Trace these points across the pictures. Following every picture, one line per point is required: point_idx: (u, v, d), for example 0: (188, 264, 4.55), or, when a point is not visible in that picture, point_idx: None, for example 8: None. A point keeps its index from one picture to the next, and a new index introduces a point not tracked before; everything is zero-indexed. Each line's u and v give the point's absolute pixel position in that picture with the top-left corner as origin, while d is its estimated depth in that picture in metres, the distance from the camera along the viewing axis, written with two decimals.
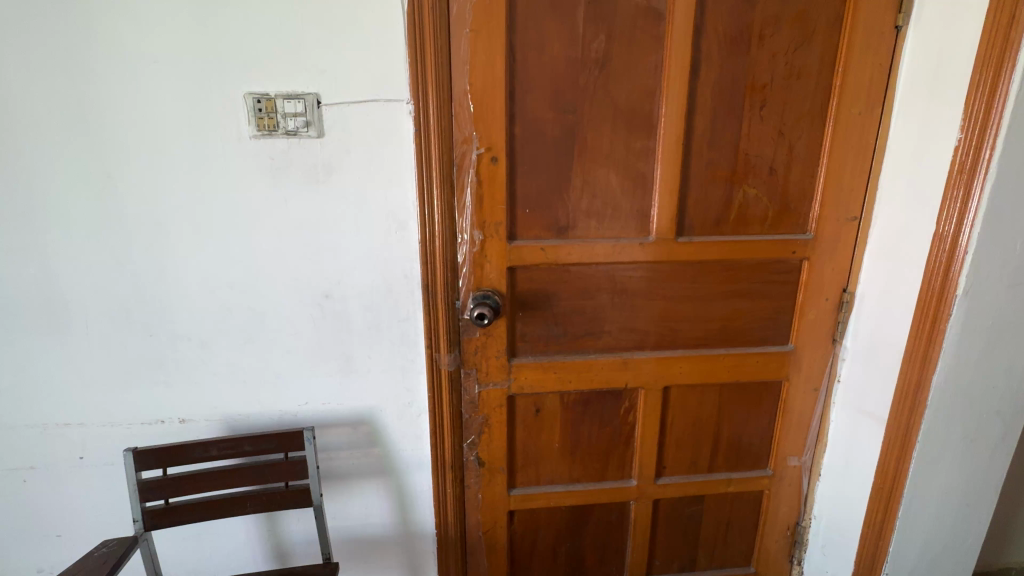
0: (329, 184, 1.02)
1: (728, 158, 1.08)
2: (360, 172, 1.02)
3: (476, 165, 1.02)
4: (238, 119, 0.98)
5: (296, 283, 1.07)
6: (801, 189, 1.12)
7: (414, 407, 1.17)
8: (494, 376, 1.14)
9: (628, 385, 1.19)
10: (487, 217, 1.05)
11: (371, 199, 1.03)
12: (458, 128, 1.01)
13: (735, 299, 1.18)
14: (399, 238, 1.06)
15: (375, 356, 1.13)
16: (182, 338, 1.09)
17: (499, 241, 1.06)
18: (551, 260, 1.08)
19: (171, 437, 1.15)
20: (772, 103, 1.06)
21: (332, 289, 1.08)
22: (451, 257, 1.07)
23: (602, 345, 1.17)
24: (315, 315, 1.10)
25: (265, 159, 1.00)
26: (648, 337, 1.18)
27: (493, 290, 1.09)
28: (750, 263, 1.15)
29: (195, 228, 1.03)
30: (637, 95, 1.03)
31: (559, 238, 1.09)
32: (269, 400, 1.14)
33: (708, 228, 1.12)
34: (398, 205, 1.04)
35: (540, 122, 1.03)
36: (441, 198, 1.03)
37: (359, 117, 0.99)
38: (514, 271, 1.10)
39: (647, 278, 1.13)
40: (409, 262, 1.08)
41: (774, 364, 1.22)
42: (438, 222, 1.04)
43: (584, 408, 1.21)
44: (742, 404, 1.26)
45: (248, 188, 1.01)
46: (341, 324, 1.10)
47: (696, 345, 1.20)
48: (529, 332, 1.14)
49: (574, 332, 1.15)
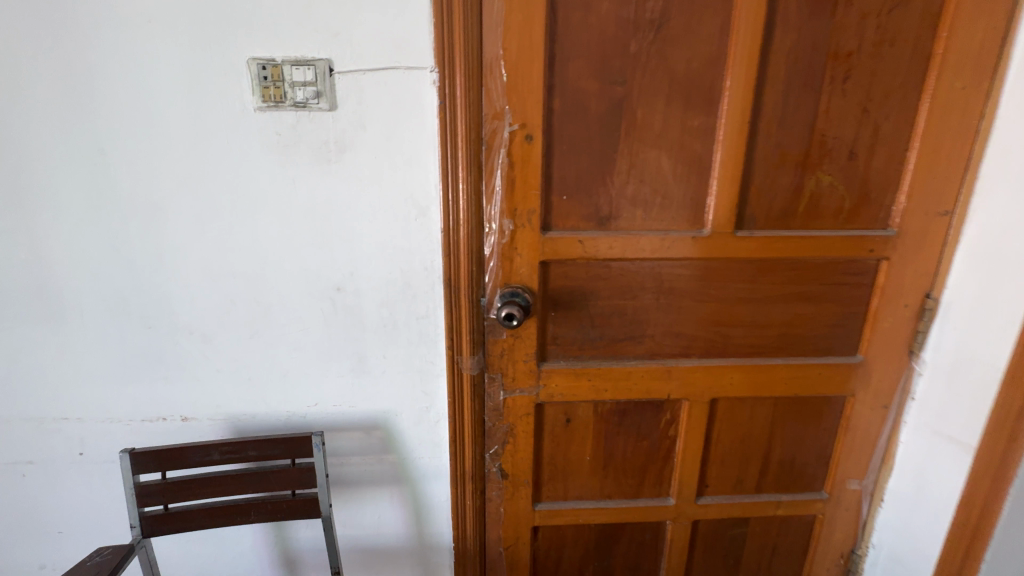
0: (343, 164, 0.91)
1: (801, 139, 0.93)
2: (377, 150, 0.90)
3: (508, 145, 0.89)
4: (242, 89, 0.87)
5: (306, 275, 0.97)
6: (884, 177, 0.96)
7: (432, 413, 1.06)
8: (521, 382, 1.03)
9: (671, 396, 1.06)
10: (519, 204, 0.92)
11: (388, 181, 0.92)
12: (489, 102, 0.88)
13: (798, 303, 1.03)
14: (419, 227, 0.94)
15: (391, 357, 1.02)
16: (183, 331, 1.00)
17: (532, 233, 0.94)
18: (589, 254, 0.95)
19: (174, 436, 1.07)
20: (858, 75, 0.90)
21: (344, 281, 0.98)
22: (476, 249, 0.94)
23: (644, 351, 1.04)
24: (326, 310, 0.99)
25: (271, 134, 0.89)
26: (695, 343, 1.04)
27: (523, 287, 0.97)
28: (819, 263, 1.00)
29: (196, 211, 0.93)
30: (698, 63, 0.88)
31: (599, 230, 0.95)
32: (277, 401, 1.05)
33: (772, 221, 0.97)
34: (419, 190, 0.92)
35: (583, 95, 0.89)
36: (469, 182, 0.90)
37: (376, 88, 0.87)
38: (548, 266, 0.97)
39: (696, 277, 1.00)
40: (430, 253, 0.96)
41: (838, 377, 1.08)
42: (463, 210, 0.92)
43: (620, 419, 1.08)
44: (799, 420, 1.12)
45: (255, 166, 0.91)
46: (355, 321, 1.00)
47: (750, 353, 1.06)
48: (562, 334, 1.02)
49: (613, 335, 1.02)
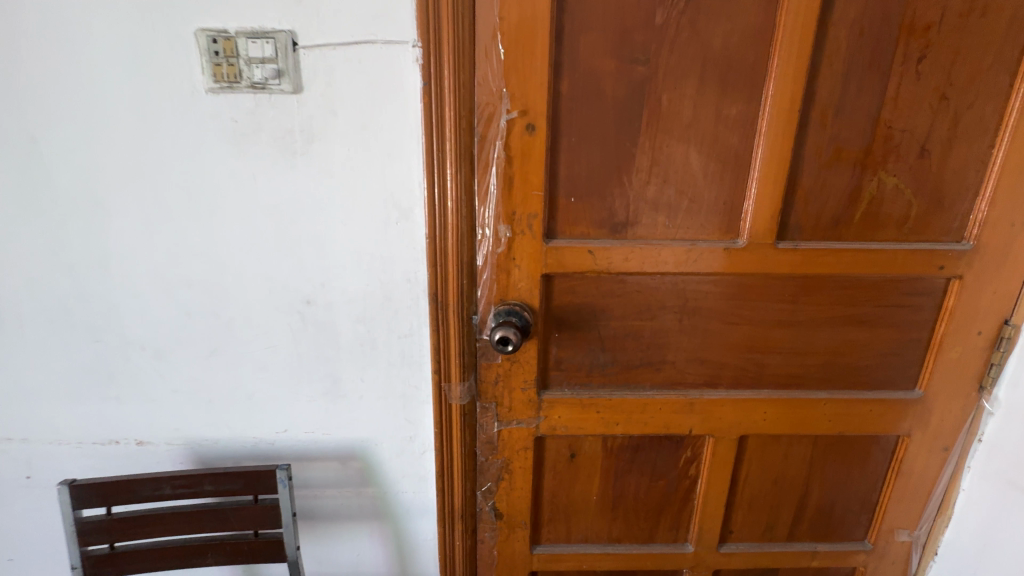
0: (311, 158, 0.77)
1: (861, 132, 0.76)
2: (349, 141, 0.76)
3: (505, 136, 0.75)
4: (191, 67, 0.74)
5: (271, 285, 0.84)
6: (962, 179, 0.79)
7: (417, 443, 0.93)
8: (519, 413, 0.89)
9: (693, 431, 0.91)
10: (518, 207, 0.77)
11: (364, 179, 0.78)
12: (482, 84, 0.73)
13: (848, 328, 0.87)
14: (401, 232, 0.80)
15: (369, 380, 0.89)
16: (134, 346, 0.88)
17: (533, 241, 0.79)
18: (600, 268, 0.81)
19: (128, 462, 0.95)
20: (937, 53, 0.73)
21: (315, 293, 0.84)
22: (467, 259, 0.80)
23: (662, 380, 0.89)
24: (295, 326, 0.86)
25: (227, 121, 0.76)
26: (724, 371, 0.89)
27: (522, 304, 0.82)
28: (876, 281, 0.84)
29: (143, 210, 0.80)
30: (739, 37, 0.72)
31: (613, 238, 0.80)
32: (242, 426, 0.92)
33: (822, 231, 0.81)
34: (399, 190, 0.78)
35: (597, 76, 0.73)
36: (458, 180, 0.76)
37: (348, 66, 0.73)
38: (551, 280, 0.82)
39: (727, 296, 0.84)
40: (413, 263, 0.82)
41: (891, 415, 0.92)
42: (451, 213, 0.77)
43: (633, 456, 0.94)
44: (841, 460, 0.96)
45: (209, 159, 0.77)
46: (327, 339, 0.87)
47: (788, 384, 0.90)
48: (567, 359, 0.87)
49: (627, 361, 0.88)
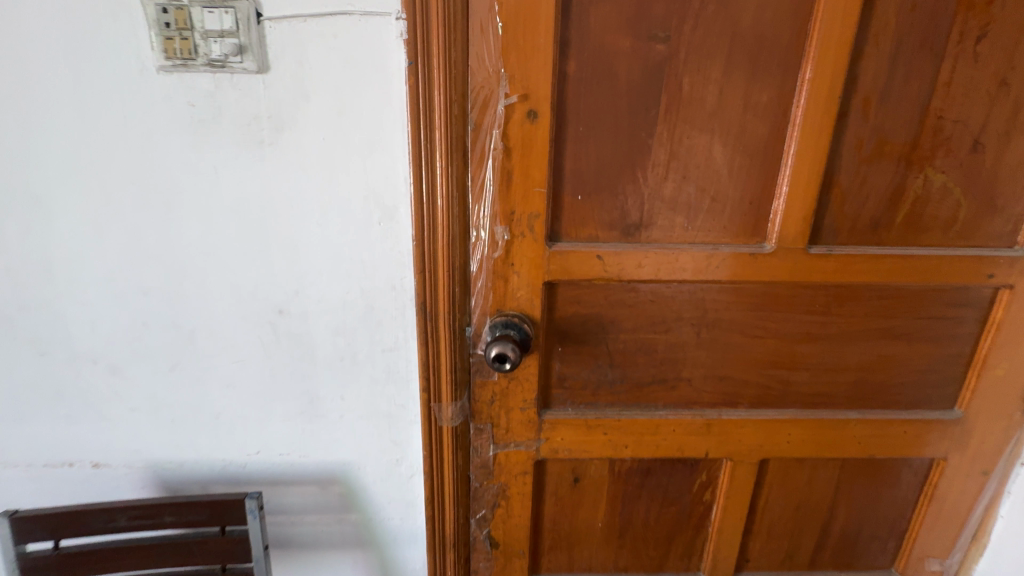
0: (280, 149, 0.67)
1: (907, 123, 0.67)
2: (324, 130, 0.66)
3: (503, 124, 0.65)
4: (140, 42, 0.64)
5: (237, 292, 0.74)
6: (1018, 177, 0.70)
7: (404, 466, 0.84)
8: (517, 435, 0.80)
9: (709, 454, 0.83)
10: (517, 206, 0.68)
11: (341, 173, 0.68)
12: (476, 64, 0.63)
13: (883, 342, 0.78)
14: (384, 234, 0.71)
15: (350, 398, 0.80)
16: (86, 360, 0.78)
17: (535, 244, 0.70)
18: (610, 275, 0.71)
19: (84, 486, 0.86)
20: (998, 33, 0.64)
21: (287, 302, 0.75)
22: (459, 265, 0.71)
23: (677, 399, 0.80)
24: (266, 339, 0.77)
25: (183, 106, 0.66)
26: (745, 389, 0.80)
27: (522, 316, 0.73)
28: (917, 291, 0.75)
29: (89, 207, 0.70)
30: (773, 12, 0.63)
31: (625, 242, 0.71)
32: (209, 447, 0.83)
33: (859, 234, 0.72)
34: (381, 186, 0.69)
35: (608, 56, 0.64)
36: (449, 175, 0.66)
37: (322, 42, 0.63)
38: (554, 288, 0.73)
39: (752, 307, 0.75)
40: (399, 269, 0.73)
41: (927, 437, 0.83)
42: (441, 213, 0.67)
43: (643, 480, 0.85)
44: (870, 485, 0.88)
45: (164, 149, 0.68)
46: (302, 352, 0.77)
47: (815, 403, 0.82)
48: (571, 376, 0.78)
49: (638, 377, 0.79)
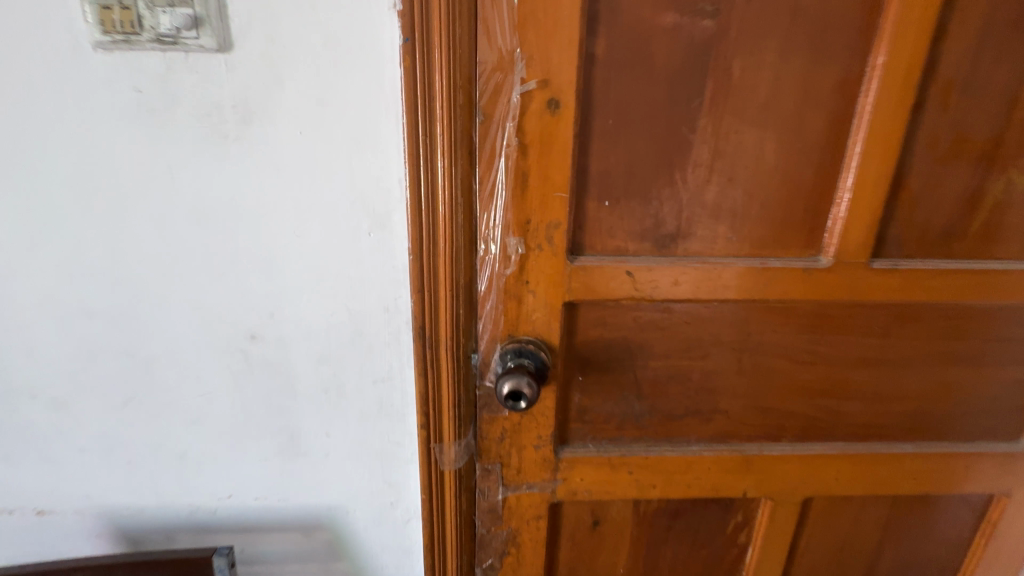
0: (248, 145, 0.56)
1: (991, 117, 0.57)
2: (301, 123, 0.55)
3: (518, 117, 0.54)
4: (70, 12, 0.51)
5: (202, 315, 0.63)
6: None
7: (400, 510, 0.73)
8: (530, 475, 0.70)
9: (747, 494, 0.73)
10: (533, 214, 0.57)
11: (323, 174, 0.57)
12: (486, 43, 0.52)
13: (948, 367, 0.69)
14: (374, 246, 0.60)
15: (336, 435, 0.69)
16: (23, 394, 0.66)
17: (553, 259, 0.59)
18: (641, 294, 0.61)
19: (27, 536, 0.74)
20: None
21: (260, 326, 0.63)
22: (465, 283, 0.60)
23: (712, 432, 0.70)
24: (237, 368, 0.65)
25: (129, 92, 0.54)
26: (789, 421, 0.70)
27: (537, 342, 0.62)
28: (989, 310, 0.66)
29: (17, 215, 0.58)
30: None
31: (659, 256, 0.61)
32: (172, 491, 0.72)
33: (928, 246, 0.62)
34: (371, 190, 0.58)
35: (645, 34, 0.53)
36: (453, 177, 0.55)
37: (297, 15, 0.52)
38: (575, 309, 0.63)
39: (801, 329, 0.65)
40: (392, 288, 0.62)
41: (990, 471, 0.74)
42: (443, 222, 0.56)
43: (671, 521, 0.75)
44: (922, 523, 0.79)
45: (106, 146, 0.56)
46: (280, 384, 0.66)
47: (868, 436, 0.72)
48: (593, 408, 0.68)
49: (669, 409, 0.69)
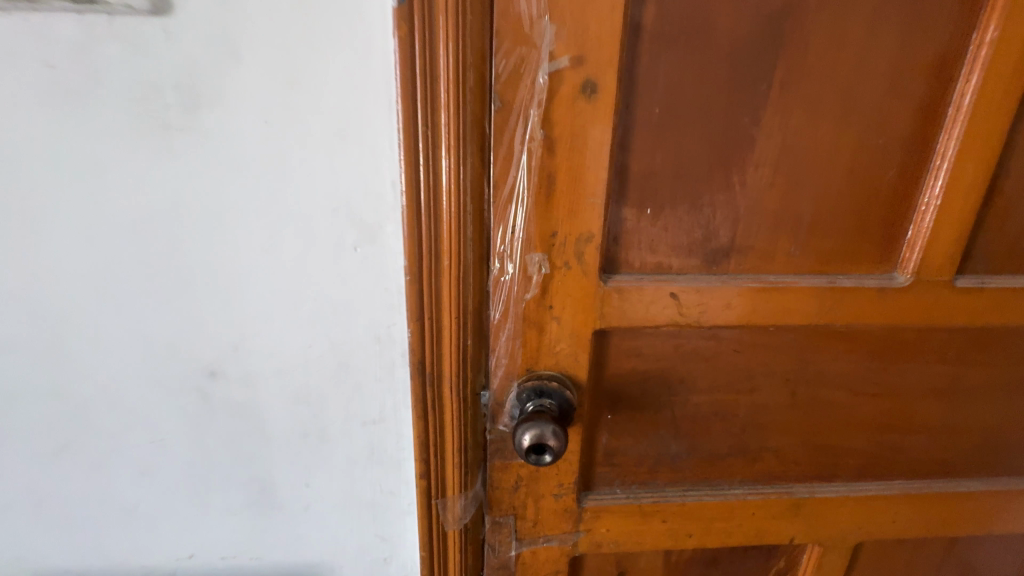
0: (199, 138, 0.44)
1: None
2: (267, 109, 0.43)
3: (543, 104, 0.43)
4: None
5: (148, 348, 0.51)
6: None
7: (394, 566, 0.63)
8: (549, 528, 0.59)
9: (794, 541, 0.64)
10: (560, 225, 0.47)
11: (295, 175, 0.45)
12: (503, 8, 0.41)
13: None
14: (362, 264, 0.48)
15: (318, 485, 0.58)
16: None
17: (584, 279, 0.48)
18: (686, 320, 0.51)
19: None
20: None
21: (222, 360, 0.52)
22: (474, 309, 0.49)
23: (758, 473, 0.61)
24: (195, 410, 0.54)
25: (38, 68, 0.42)
26: (844, 459, 0.61)
27: (561, 377, 0.52)
28: None
29: None
30: None
31: (708, 274, 0.50)
32: (120, 552, 0.60)
33: (1018, 261, 0.53)
34: (357, 196, 0.46)
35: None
36: (461, 180, 0.44)
37: None
38: (606, 337, 0.52)
39: (865, 356, 0.56)
40: (384, 314, 0.50)
41: None
42: (448, 235, 0.45)
43: (706, 570, 0.66)
44: (980, 563, 0.71)
45: (12, 137, 0.43)
46: (248, 427, 0.55)
47: (929, 474, 0.63)
48: (622, 449, 0.58)
49: (711, 449, 0.59)
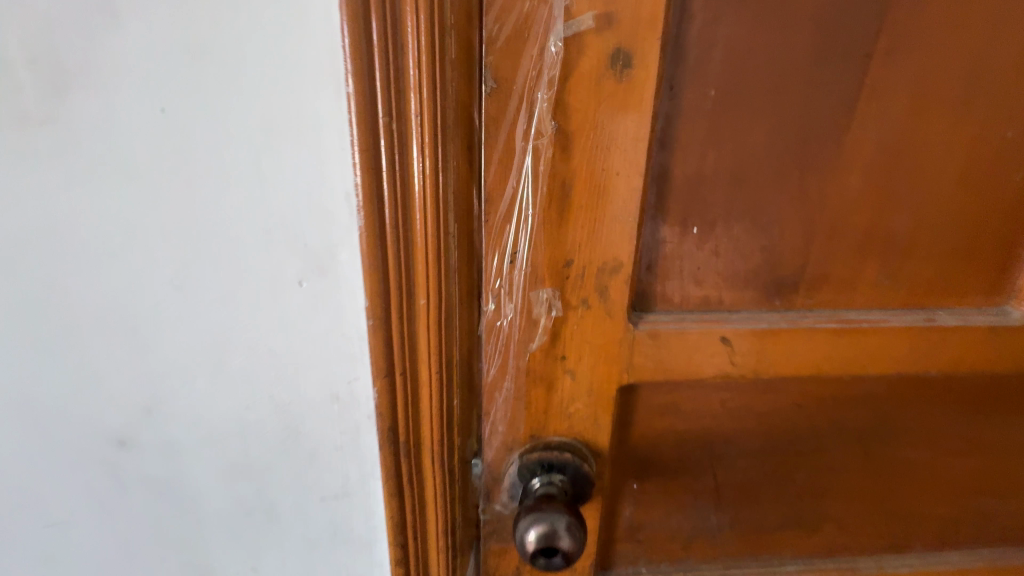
0: (74, 134, 0.32)
1: None
2: (164, 93, 0.31)
3: (554, 86, 0.31)
4: None
5: (33, 411, 0.39)
6: None
7: None
8: None
9: None
10: (576, 249, 0.34)
11: (212, 185, 0.33)
12: None
13: None
14: (309, 302, 0.36)
15: (267, 570, 0.46)
16: None
17: (607, 322, 0.36)
18: (739, 371, 0.39)
19: None
20: None
21: (132, 425, 0.40)
22: (461, 360, 0.37)
23: (817, 548, 0.49)
24: (102, 487, 0.42)
25: None
26: (922, 528, 0.50)
27: (575, 445, 0.40)
28: None
29: None
30: None
31: (770, 311, 0.38)
32: None
33: None
34: (297, 213, 0.34)
35: None
36: (440, 190, 0.31)
37: None
38: (634, 391, 0.40)
39: (955, 406, 0.45)
40: (343, 366, 0.38)
41: None
42: (424, 265, 0.33)
43: None
44: None
45: None
46: (173, 505, 0.43)
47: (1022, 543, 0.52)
48: (650, 524, 0.46)
49: (760, 520, 0.47)
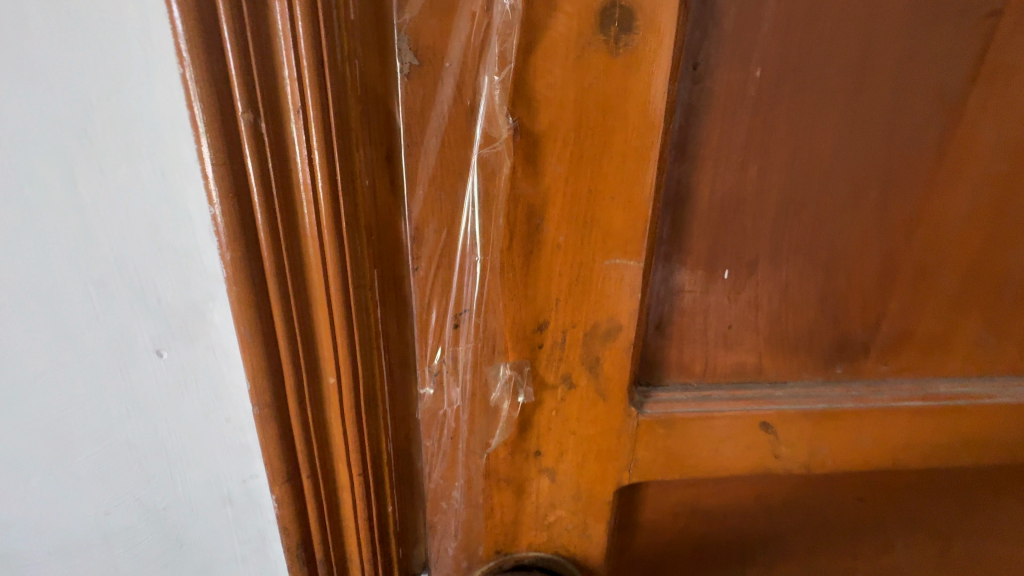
0: None
1: None
2: None
3: (513, 63, 0.20)
4: None
5: None
6: None
7: None
8: None
9: None
10: (553, 307, 0.24)
11: (6, 217, 0.22)
12: None
13: None
14: (177, 376, 0.25)
15: None
16: None
17: (599, 404, 0.25)
18: (782, 465, 0.28)
19: None
20: None
21: None
22: (394, 458, 0.26)
23: None
24: None
25: None
26: None
27: (557, 560, 0.29)
28: None
29: None
30: None
31: (827, 383, 0.27)
32: None
33: None
34: (143, 257, 0.23)
35: None
36: (343, 221, 0.20)
37: None
38: (636, 488, 0.29)
39: None
40: (236, 459, 0.28)
41: None
42: (329, 330, 0.22)
43: None
44: None
45: None
46: None
47: None
48: None
49: None
